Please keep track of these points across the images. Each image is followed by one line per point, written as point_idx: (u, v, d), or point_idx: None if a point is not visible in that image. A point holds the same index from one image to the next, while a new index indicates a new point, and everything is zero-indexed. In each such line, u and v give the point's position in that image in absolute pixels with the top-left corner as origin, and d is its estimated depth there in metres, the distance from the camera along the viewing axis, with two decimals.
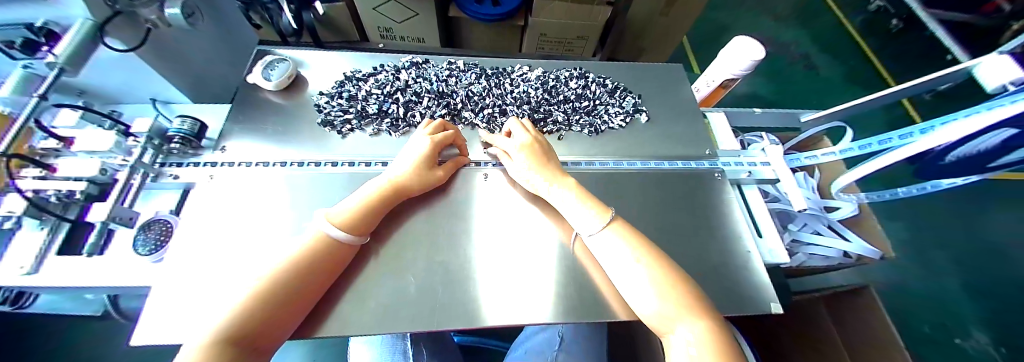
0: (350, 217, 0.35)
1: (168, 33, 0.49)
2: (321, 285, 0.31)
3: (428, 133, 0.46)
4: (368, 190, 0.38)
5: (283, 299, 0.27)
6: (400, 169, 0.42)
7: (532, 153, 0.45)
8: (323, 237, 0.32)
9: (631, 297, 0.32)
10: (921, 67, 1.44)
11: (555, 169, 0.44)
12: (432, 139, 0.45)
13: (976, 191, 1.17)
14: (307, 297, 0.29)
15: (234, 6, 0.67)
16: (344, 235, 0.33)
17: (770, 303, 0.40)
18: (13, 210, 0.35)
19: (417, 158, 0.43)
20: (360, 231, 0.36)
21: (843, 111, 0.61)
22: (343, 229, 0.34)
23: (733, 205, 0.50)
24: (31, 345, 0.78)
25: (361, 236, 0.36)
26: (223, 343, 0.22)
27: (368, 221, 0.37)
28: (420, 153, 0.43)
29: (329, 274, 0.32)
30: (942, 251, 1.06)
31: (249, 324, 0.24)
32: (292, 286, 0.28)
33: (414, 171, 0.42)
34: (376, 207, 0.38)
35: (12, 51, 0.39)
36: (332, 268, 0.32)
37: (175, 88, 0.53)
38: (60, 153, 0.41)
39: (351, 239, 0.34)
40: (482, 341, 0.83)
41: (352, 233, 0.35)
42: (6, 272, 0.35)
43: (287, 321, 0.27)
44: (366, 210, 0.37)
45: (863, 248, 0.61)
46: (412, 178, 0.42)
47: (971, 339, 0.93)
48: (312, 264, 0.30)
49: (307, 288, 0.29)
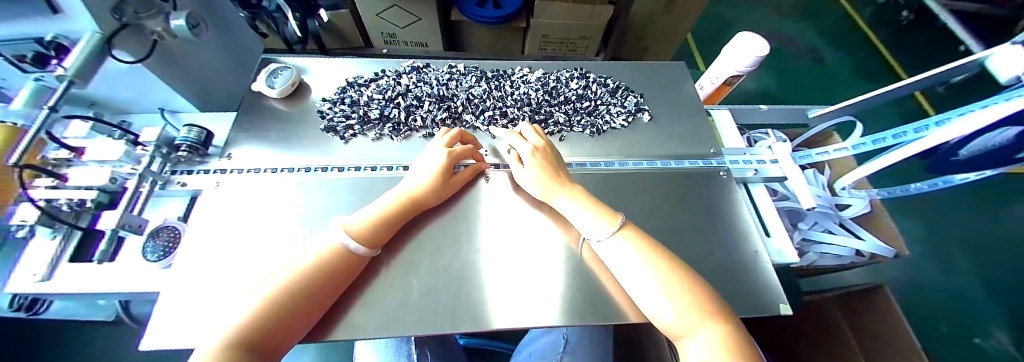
0: (366, 228, 0.35)
1: (175, 44, 0.50)
2: (335, 289, 0.31)
3: (445, 144, 0.46)
4: (386, 201, 0.38)
5: (296, 305, 0.27)
6: (419, 180, 0.42)
7: (538, 161, 0.44)
8: (340, 247, 0.33)
9: (643, 302, 0.31)
10: (933, 59, 1.40)
11: (558, 175, 0.43)
12: (450, 152, 0.45)
13: (993, 185, 1.13)
14: (319, 303, 0.30)
15: (238, 16, 0.68)
16: (360, 248, 0.34)
17: (780, 303, 0.39)
18: (26, 218, 0.36)
19: (434, 171, 0.43)
20: (375, 243, 0.35)
21: (851, 106, 0.59)
22: (359, 240, 0.34)
23: (741, 204, 0.49)
24: (48, 348, 0.80)
25: (373, 248, 0.35)
26: (237, 346, 0.22)
27: (382, 234, 0.36)
28: (438, 165, 0.43)
29: (341, 280, 0.32)
30: (959, 247, 1.02)
31: (263, 328, 0.24)
32: (305, 291, 0.28)
33: (429, 185, 0.42)
34: (392, 221, 0.38)
35: (26, 65, 0.41)
36: (345, 273, 0.33)
37: (182, 97, 0.54)
38: (72, 163, 0.42)
39: (364, 251, 0.34)
40: (488, 344, 0.83)
41: (367, 245, 0.34)
42: (22, 279, 0.36)
43: (297, 327, 0.27)
44: (384, 223, 0.37)
45: (876, 246, 0.59)
46: (429, 191, 0.42)
47: (992, 338, 0.90)
48: (326, 272, 0.30)
49: (321, 293, 0.30)
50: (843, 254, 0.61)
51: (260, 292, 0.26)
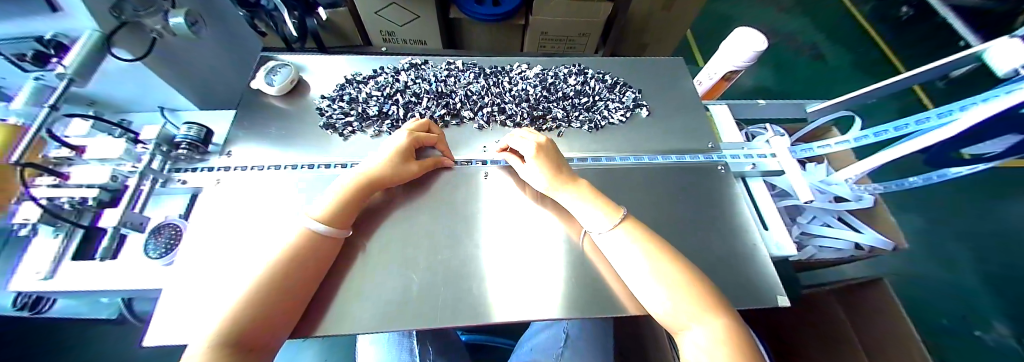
0: (331, 209, 0.35)
1: (173, 42, 0.50)
2: (312, 280, 0.31)
3: (410, 129, 0.46)
4: (341, 184, 0.38)
5: (273, 302, 0.27)
6: (373, 162, 0.41)
7: (544, 162, 0.42)
8: (307, 232, 0.33)
9: (640, 293, 0.32)
10: (932, 53, 1.41)
11: (563, 173, 0.42)
12: (410, 135, 0.45)
13: (995, 179, 1.13)
14: (298, 299, 0.30)
15: (235, 14, 0.68)
16: (327, 229, 0.33)
17: (777, 296, 0.39)
18: (28, 217, 0.36)
19: (392, 151, 0.43)
20: (343, 223, 0.36)
21: (850, 100, 0.59)
22: (323, 222, 0.34)
23: (740, 199, 0.49)
24: (53, 348, 0.81)
25: (344, 228, 0.36)
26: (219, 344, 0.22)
27: (348, 212, 0.36)
28: (397, 147, 0.43)
29: (318, 272, 0.32)
30: (960, 241, 1.03)
31: (243, 326, 0.24)
32: (281, 286, 0.28)
33: (388, 163, 0.42)
34: (353, 198, 0.37)
35: (25, 64, 0.41)
36: (316, 269, 0.32)
37: (181, 96, 0.55)
38: (72, 162, 0.42)
39: (334, 231, 0.34)
40: (491, 340, 0.82)
41: (335, 226, 0.35)
42: (25, 278, 0.36)
43: (280, 324, 0.27)
44: (345, 201, 0.36)
45: (875, 239, 0.59)
46: (388, 169, 0.42)
47: (991, 331, 0.90)
48: (297, 268, 0.30)
49: (298, 288, 0.30)
50: (843, 248, 0.62)
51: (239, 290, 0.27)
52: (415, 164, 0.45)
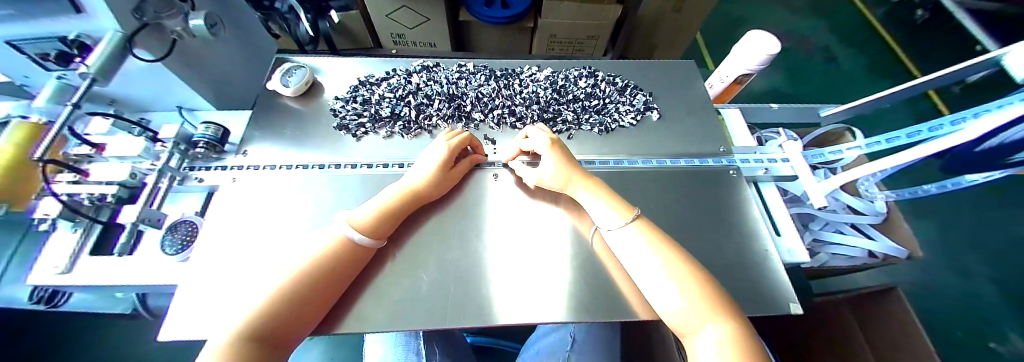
0: (371, 221, 0.36)
1: (192, 43, 0.51)
2: (344, 280, 0.32)
3: (445, 140, 0.47)
4: (386, 196, 0.39)
5: (304, 297, 0.27)
6: (419, 175, 0.42)
7: (559, 154, 0.44)
8: (345, 240, 0.33)
9: (649, 292, 0.32)
10: (949, 58, 1.38)
11: (578, 169, 0.43)
12: (449, 146, 0.45)
13: (1013, 187, 1.10)
14: (325, 297, 0.30)
15: (253, 17, 0.70)
16: (365, 240, 0.34)
17: (790, 303, 0.38)
18: (48, 212, 0.37)
19: (436, 163, 0.43)
20: (381, 234, 0.36)
21: (864, 105, 0.58)
22: (363, 232, 0.34)
23: (752, 204, 0.48)
24: (66, 341, 0.82)
25: (379, 239, 0.36)
26: (245, 340, 0.22)
27: (386, 225, 0.37)
28: (439, 159, 0.43)
29: (346, 276, 0.32)
30: (974, 250, 1.00)
31: (269, 323, 0.24)
32: (312, 281, 0.28)
33: (432, 178, 0.42)
34: (395, 213, 0.38)
35: (49, 63, 0.43)
36: (351, 268, 0.33)
37: (200, 97, 0.56)
38: (92, 159, 0.43)
39: (370, 243, 0.35)
40: (495, 342, 0.81)
41: (372, 237, 0.35)
42: (43, 272, 0.37)
43: (306, 319, 0.28)
44: (388, 215, 0.37)
45: (888, 247, 0.58)
46: (431, 184, 0.43)
47: (1009, 343, 0.87)
48: (331, 268, 0.30)
49: (325, 290, 0.30)
50: (854, 255, 0.61)
51: (272, 282, 0.27)
52: (455, 171, 0.46)
